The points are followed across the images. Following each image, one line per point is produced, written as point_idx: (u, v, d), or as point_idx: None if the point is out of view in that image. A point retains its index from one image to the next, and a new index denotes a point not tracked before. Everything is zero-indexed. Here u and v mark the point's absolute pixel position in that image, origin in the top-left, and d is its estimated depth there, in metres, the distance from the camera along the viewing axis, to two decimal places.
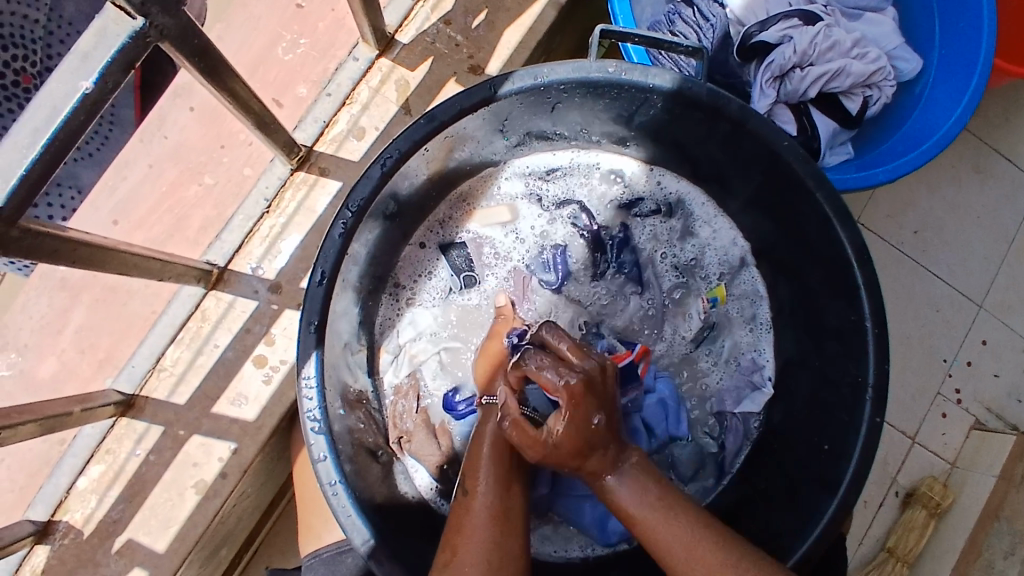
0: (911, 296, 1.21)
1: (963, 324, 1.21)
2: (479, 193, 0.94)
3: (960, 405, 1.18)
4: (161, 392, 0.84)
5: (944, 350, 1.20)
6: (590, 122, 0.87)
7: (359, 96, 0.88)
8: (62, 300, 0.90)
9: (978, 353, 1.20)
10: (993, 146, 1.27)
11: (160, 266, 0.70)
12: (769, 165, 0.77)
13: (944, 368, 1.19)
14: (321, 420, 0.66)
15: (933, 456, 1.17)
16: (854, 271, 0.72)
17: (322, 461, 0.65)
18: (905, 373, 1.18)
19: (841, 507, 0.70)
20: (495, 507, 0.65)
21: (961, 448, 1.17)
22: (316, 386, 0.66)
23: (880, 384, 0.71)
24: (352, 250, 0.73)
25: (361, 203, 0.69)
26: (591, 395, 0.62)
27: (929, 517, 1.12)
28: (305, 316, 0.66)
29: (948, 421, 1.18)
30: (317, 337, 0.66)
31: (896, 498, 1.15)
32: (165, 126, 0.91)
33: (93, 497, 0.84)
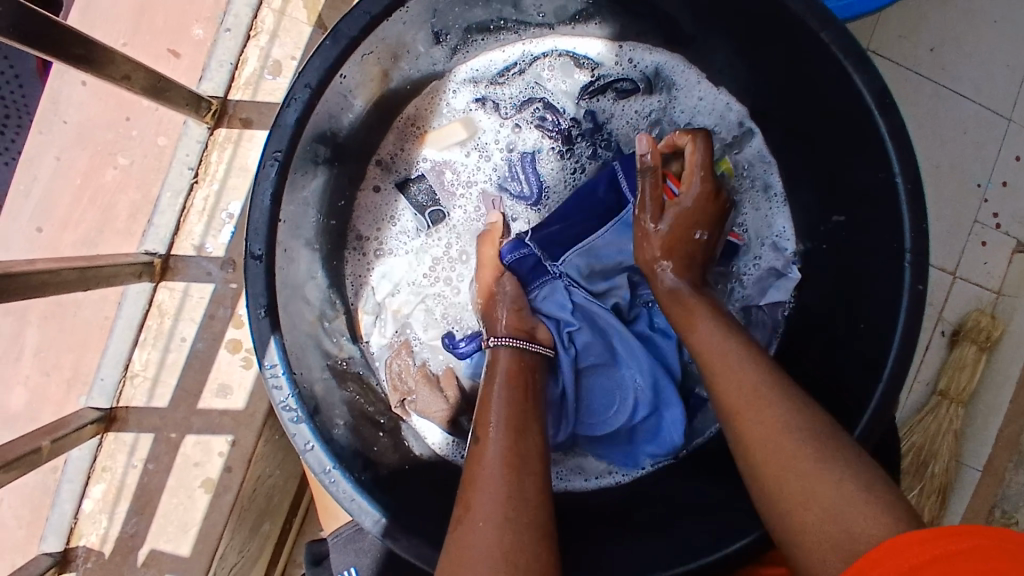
0: (935, 120, 1.08)
1: (994, 140, 1.08)
2: (427, 114, 0.83)
3: (1000, 230, 1.07)
4: (139, 398, 0.78)
5: (976, 172, 1.08)
6: (541, 4, 0.74)
7: (264, 24, 0.75)
8: (11, 324, 0.81)
9: (1014, 170, 1.08)
10: None
11: (80, 274, 0.61)
12: (754, 5, 0.65)
13: (979, 193, 1.07)
14: (299, 409, 0.61)
15: (978, 288, 1.07)
16: (876, 120, 0.62)
17: (311, 451, 0.61)
18: (938, 208, 1.07)
19: (890, 384, 0.62)
20: (508, 453, 0.56)
21: (1005, 275, 1.07)
22: (284, 375, 0.61)
23: (919, 242, 0.61)
24: (286, 219, 0.65)
25: (281, 156, 0.60)
26: (710, 209, 0.70)
27: (980, 352, 1.04)
28: (251, 302, 0.59)
29: (989, 248, 1.07)
30: (270, 323, 0.60)
31: (943, 338, 1.06)
32: (60, 109, 0.80)
33: (104, 517, 0.79)
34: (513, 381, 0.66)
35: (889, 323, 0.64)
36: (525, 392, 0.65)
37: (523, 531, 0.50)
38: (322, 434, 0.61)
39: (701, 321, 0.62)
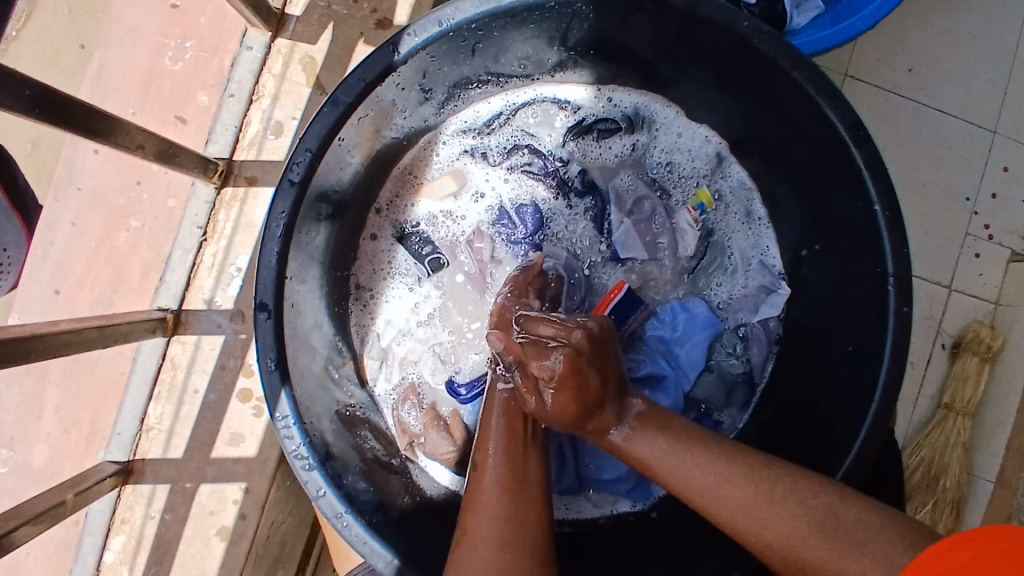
0: (919, 140, 1.11)
1: (980, 155, 1.11)
2: (423, 164, 0.87)
3: (993, 241, 1.10)
4: (155, 450, 0.80)
5: (964, 188, 1.11)
6: (526, 58, 0.79)
7: (265, 88, 0.80)
8: (33, 382, 0.86)
9: (1003, 182, 1.11)
10: None
11: (99, 332, 0.64)
12: (726, 52, 0.69)
13: (968, 208, 1.11)
14: (310, 456, 0.63)
15: (974, 299, 1.09)
16: (851, 152, 0.65)
17: (323, 497, 0.62)
18: (927, 223, 1.10)
19: (885, 404, 0.64)
20: (505, 477, 0.59)
21: (1002, 284, 1.09)
22: (295, 424, 0.63)
23: (901, 265, 0.63)
24: (293, 273, 0.68)
25: (286, 217, 0.64)
26: (585, 365, 0.61)
27: (981, 362, 1.05)
28: (261, 352, 0.62)
29: (982, 261, 1.10)
30: (279, 374, 0.63)
31: (944, 351, 1.09)
32: (74, 176, 0.85)
33: (124, 569, 0.81)
34: (513, 408, 0.67)
35: (878, 345, 0.66)
36: (524, 417, 0.66)
37: (522, 556, 0.53)
38: (333, 479, 0.63)
39: (637, 438, 0.59)
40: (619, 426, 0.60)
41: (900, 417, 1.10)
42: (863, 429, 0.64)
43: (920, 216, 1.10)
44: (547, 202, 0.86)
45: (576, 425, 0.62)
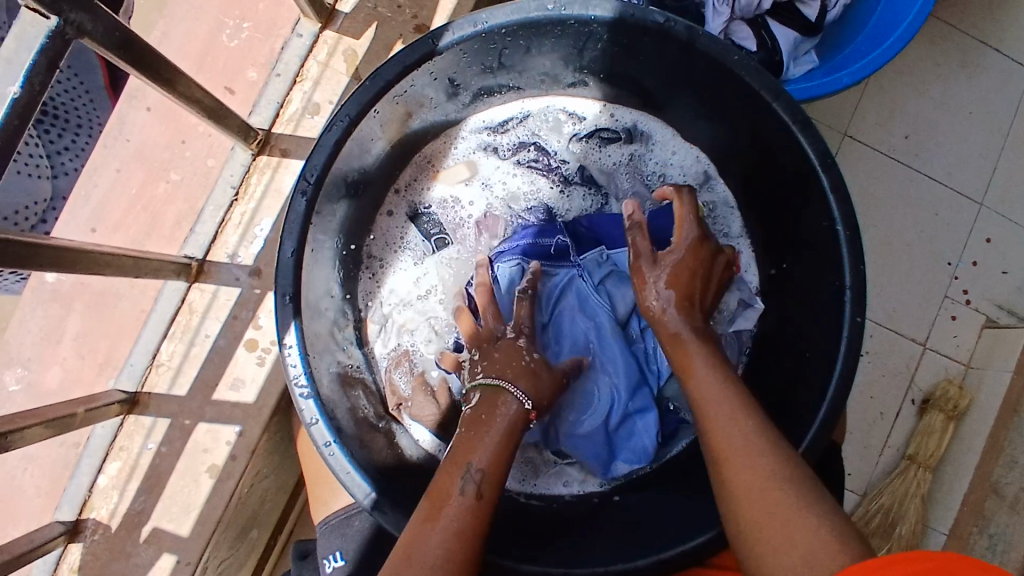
0: (909, 198, 1.31)
1: (965, 224, 1.31)
2: (442, 154, 0.95)
3: (969, 306, 1.29)
4: (161, 385, 0.87)
5: (948, 254, 1.31)
6: (545, 70, 0.87)
7: (309, 72, 0.88)
8: (55, 311, 0.91)
9: (983, 251, 1.31)
10: (979, 38, 1.36)
11: (133, 263, 0.72)
12: (722, 83, 0.78)
13: (950, 272, 1.30)
14: (308, 386, 0.69)
15: (949, 359, 1.28)
16: (820, 176, 0.74)
17: (314, 425, 0.69)
18: (912, 277, 1.30)
19: (833, 404, 0.72)
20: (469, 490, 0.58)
21: (974, 347, 1.28)
22: (299, 353, 0.70)
23: (858, 283, 0.72)
24: (317, 219, 0.75)
25: (319, 172, 0.71)
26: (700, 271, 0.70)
27: (947, 419, 1.21)
28: (279, 288, 0.69)
29: (958, 322, 1.29)
30: (293, 307, 0.69)
31: (913, 405, 1.26)
32: (125, 129, 0.92)
33: (115, 493, 0.87)
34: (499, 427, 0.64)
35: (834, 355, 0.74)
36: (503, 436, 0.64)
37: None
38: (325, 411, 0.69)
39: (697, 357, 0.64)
40: (657, 298, 0.69)
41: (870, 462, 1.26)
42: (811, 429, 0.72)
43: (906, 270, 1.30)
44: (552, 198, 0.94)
45: (689, 300, 0.68)
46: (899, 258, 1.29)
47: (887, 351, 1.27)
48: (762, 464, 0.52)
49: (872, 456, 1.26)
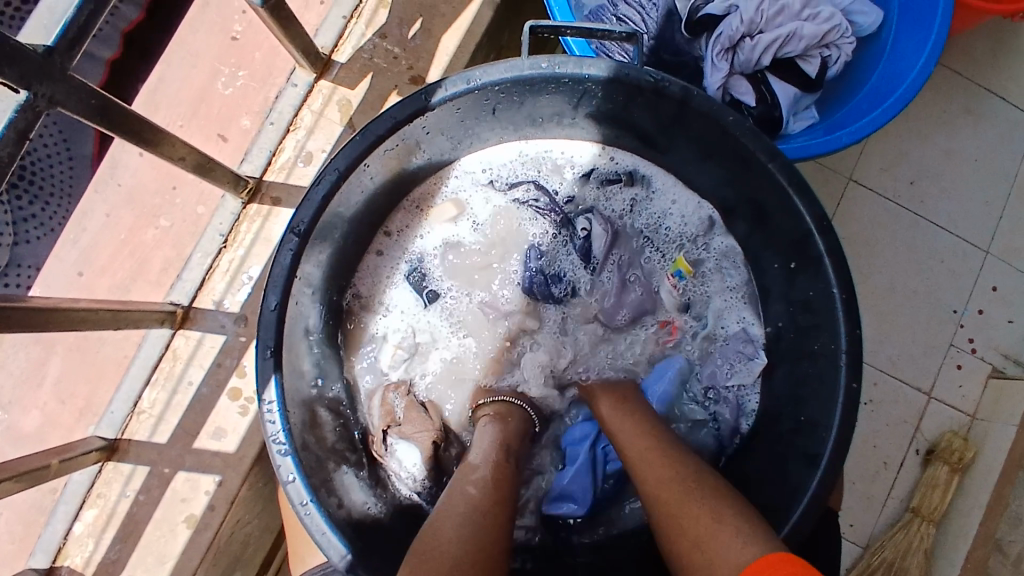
0: (915, 245, 1.31)
1: (970, 273, 1.30)
2: (433, 194, 0.96)
3: (975, 355, 1.28)
4: (142, 433, 0.86)
5: (952, 302, 1.30)
6: (540, 119, 0.87)
7: (302, 121, 0.88)
8: (37, 353, 0.90)
9: (989, 301, 1.30)
10: (987, 87, 1.35)
11: (113, 315, 0.71)
12: (716, 140, 0.77)
13: (955, 320, 1.29)
14: (287, 443, 0.69)
15: (952, 410, 1.27)
16: (816, 239, 0.74)
17: (291, 483, 0.68)
18: (917, 323, 1.29)
19: (829, 470, 0.72)
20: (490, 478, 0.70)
21: (979, 400, 1.26)
22: (278, 410, 0.69)
23: (854, 346, 0.72)
24: (302, 273, 0.75)
25: (306, 225, 0.71)
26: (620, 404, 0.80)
27: (951, 472, 1.21)
28: (261, 343, 0.68)
29: (963, 372, 1.27)
30: (274, 361, 0.69)
31: (917, 456, 1.25)
32: (116, 173, 0.92)
33: (90, 541, 0.86)
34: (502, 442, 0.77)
35: (829, 424, 0.74)
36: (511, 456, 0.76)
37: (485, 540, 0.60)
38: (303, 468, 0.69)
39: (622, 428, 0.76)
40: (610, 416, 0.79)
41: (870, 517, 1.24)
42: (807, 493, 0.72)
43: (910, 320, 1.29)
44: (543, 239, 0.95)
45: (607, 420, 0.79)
46: (902, 308, 1.27)
47: (892, 400, 1.26)
48: (690, 483, 0.63)
49: (874, 509, 1.24)
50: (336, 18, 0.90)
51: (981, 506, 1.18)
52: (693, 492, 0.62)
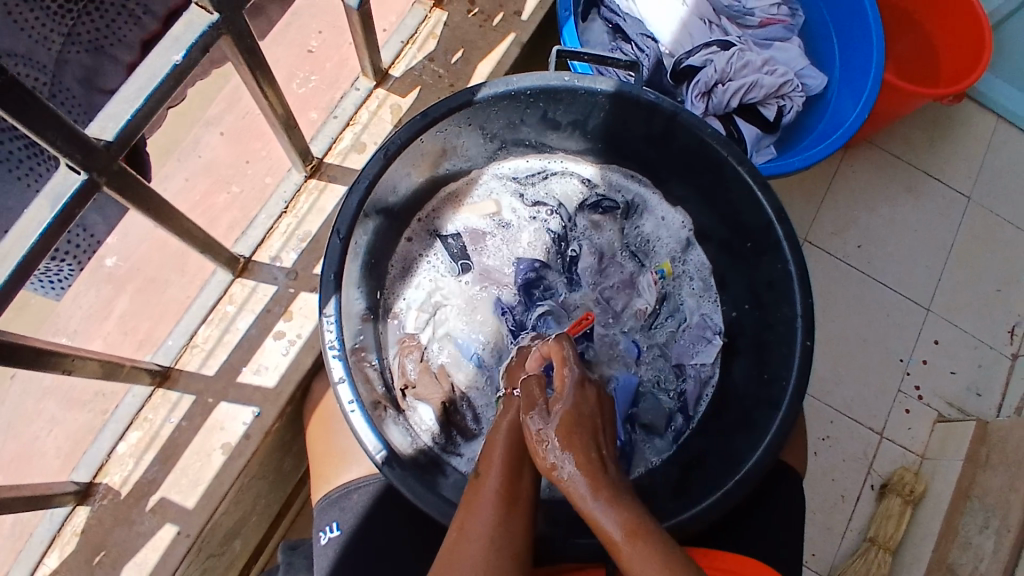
0: (863, 302, 1.52)
1: (916, 326, 1.51)
2: (466, 191, 1.12)
3: (922, 401, 1.47)
4: (193, 364, 0.97)
5: (901, 351, 1.50)
6: (557, 135, 1.07)
7: (360, 118, 1.07)
8: (106, 291, 1.06)
9: (933, 352, 1.50)
10: (926, 170, 1.61)
11: (203, 238, 0.84)
12: (697, 150, 0.96)
13: (903, 367, 1.49)
14: (339, 347, 0.81)
15: (904, 449, 1.45)
16: (775, 227, 0.90)
17: (340, 384, 0.80)
18: (868, 370, 1.48)
19: (790, 411, 0.85)
20: (506, 487, 0.67)
21: (928, 440, 1.45)
22: (335, 321, 0.82)
23: (807, 313, 0.87)
24: (363, 224, 0.90)
25: (372, 177, 0.86)
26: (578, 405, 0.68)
27: (903, 503, 1.37)
28: (327, 266, 0.82)
29: (911, 416, 1.46)
30: (335, 284, 0.82)
31: (873, 491, 1.42)
32: (198, 147, 1.11)
33: (131, 460, 0.94)
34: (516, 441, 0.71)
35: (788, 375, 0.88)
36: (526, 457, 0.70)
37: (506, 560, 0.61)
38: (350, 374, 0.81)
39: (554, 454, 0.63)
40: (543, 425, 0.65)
41: (832, 544, 1.39)
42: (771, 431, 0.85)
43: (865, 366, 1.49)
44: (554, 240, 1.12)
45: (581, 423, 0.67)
46: (856, 352, 1.48)
47: (848, 436, 1.44)
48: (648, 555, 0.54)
49: (835, 538, 1.39)
50: (395, 42, 1.10)
51: (933, 533, 1.34)
52: (611, 514, 0.57)
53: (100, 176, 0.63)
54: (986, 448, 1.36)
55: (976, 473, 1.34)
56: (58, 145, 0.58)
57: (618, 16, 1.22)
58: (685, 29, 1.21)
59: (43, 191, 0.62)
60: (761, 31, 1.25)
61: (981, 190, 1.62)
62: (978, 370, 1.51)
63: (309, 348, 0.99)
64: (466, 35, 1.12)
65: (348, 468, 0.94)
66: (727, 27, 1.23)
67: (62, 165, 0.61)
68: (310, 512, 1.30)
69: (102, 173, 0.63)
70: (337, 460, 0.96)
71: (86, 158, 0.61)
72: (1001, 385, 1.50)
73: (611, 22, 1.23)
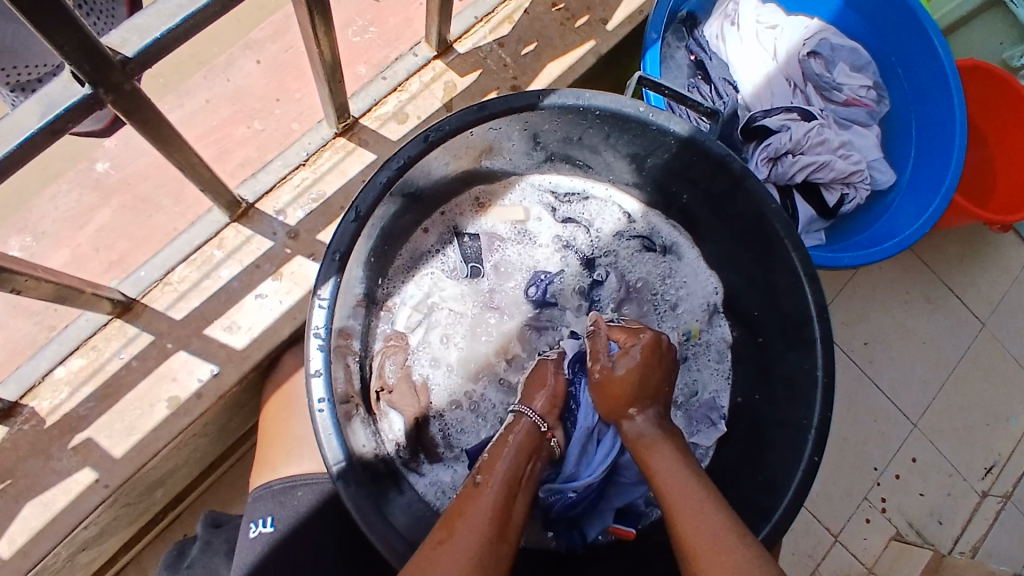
0: (856, 406, 1.47)
1: (897, 439, 1.46)
2: (499, 194, 1.03)
3: (885, 514, 1.43)
4: (160, 303, 0.88)
5: (876, 459, 1.45)
6: (611, 160, 0.98)
7: (410, 86, 0.98)
8: (89, 198, 0.97)
9: (907, 469, 1.46)
10: (950, 286, 1.56)
11: (208, 176, 0.76)
12: (756, 225, 0.87)
13: (875, 476, 1.44)
14: (324, 338, 0.72)
15: (853, 558, 1.40)
16: (814, 326, 0.82)
17: (315, 377, 0.71)
18: (840, 474, 1.43)
19: (778, 522, 0.78)
20: (501, 503, 0.64)
21: (879, 555, 1.41)
22: (328, 305, 0.73)
23: (823, 426, 0.80)
24: (386, 203, 0.81)
25: (406, 160, 0.77)
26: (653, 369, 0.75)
27: None
28: (334, 244, 0.73)
29: (871, 526, 1.42)
30: (338, 265, 0.73)
31: None
32: (229, 70, 1.01)
33: (65, 389, 0.85)
34: (522, 454, 0.71)
35: (783, 488, 0.81)
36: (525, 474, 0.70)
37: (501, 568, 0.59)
38: (329, 367, 0.72)
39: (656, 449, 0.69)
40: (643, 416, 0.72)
41: None
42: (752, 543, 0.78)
43: (842, 472, 1.43)
44: (576, 269, 1.03)
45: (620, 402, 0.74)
46: (836, 455, 1.44)
47: (804, 533, 1.39)
48: (714, 514, 0.60)
49: None
50: (468, 16, 1.01)
51: None
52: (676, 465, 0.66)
53: (106, 94, 0.54)
54: None
55: None
56: (67, 52, 0.49)
57: (704, 52, 1.15)
58: (769, 84, 1.14)
59: (35, 93, 0.52)
60: (844, 109, 1.17)
61: (997, 319, 1.57)
62: (944, 497, 1.46)
63: (292, 316, 0.90)
64: (544, 29, 1.03)
65: (297, 461, 0.85)
66: (811, 95, 1.14)
67: (66, 71, 0.52)
68: (232, 478, 1.17)
69: (110, 90, 0.54)
70: (288, 446, 0.88)
71: (95, 70, 0.52)
72: (962, 521, 1.45)
73: (695, 56, 1.15)
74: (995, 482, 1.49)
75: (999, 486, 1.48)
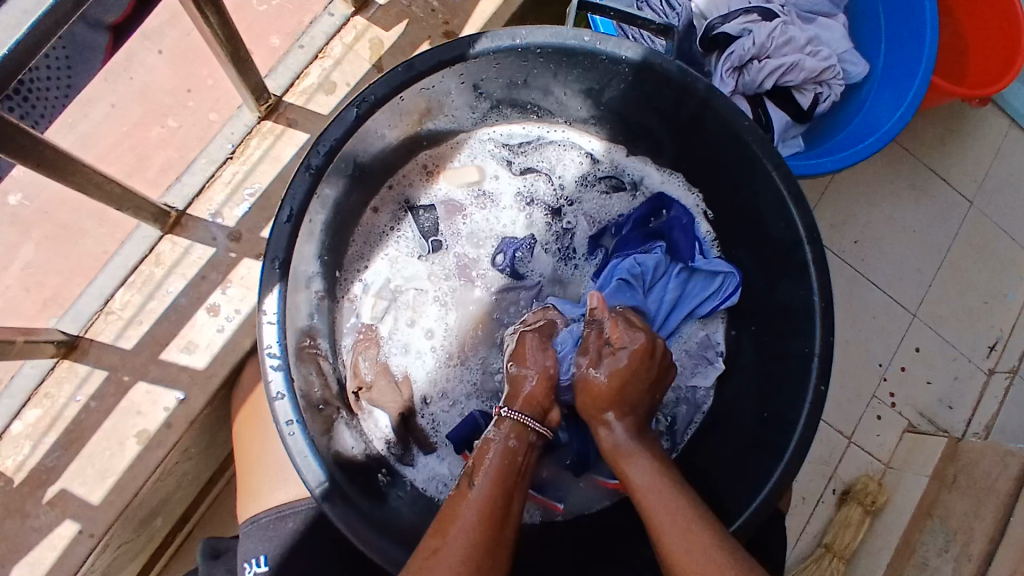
0: (852, 304, 1.43)
1: (899, 332, 1.43)
2: (448, 156, 0.95)
3: (894, 409, 1.40)
4: (107, 335, 0.81)
5: (879, 356, 1.41)
6: (564, 99, 0.89)
7: (332, 51, 0.88)
8: (10, 237, 0.94)
9: (911, 359, 1.43)
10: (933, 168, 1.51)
11: (120, 191, 0.69)
12: (730, 147, 0.80)
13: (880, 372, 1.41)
14: (280, 357, 0.66)
15: (869, 456, 1.38)
16: (804, 249, 0.76)
17: (279, 401, 0.65)
18: (845, 376, 1.39)
19: (793, 456, 0.74)
20: (490, 505, 0.59)
21: (894, 449, 1.39)
22: (277, 322, 0.66)
23: (826, 352, 0.75)
24: (322, 192, 0.72)
25: (331, 145, 0.69)
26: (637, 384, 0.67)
27: (863, 513, 1.31)
28: (268, 253, 0.66)
29: (882, 422, 1.39)
30: (280, 274, 0.67)
31: (833, 495, 1.35)
32: (131, 67, 1.01)
33: (28, 443, 0.79)
34: (509, 456, 0.64)
35: (790, 424, 0.77)
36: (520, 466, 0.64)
37: None
38: (291, 387, 0.66)
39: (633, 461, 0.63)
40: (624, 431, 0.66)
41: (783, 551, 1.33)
42: (769, 482, 0.74)
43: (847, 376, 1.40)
44: (544, 223, 0.96)
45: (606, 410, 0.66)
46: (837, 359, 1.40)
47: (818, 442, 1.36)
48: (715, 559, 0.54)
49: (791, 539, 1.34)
50: None
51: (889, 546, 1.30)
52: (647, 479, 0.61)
53: None
54: (954, 467, 1.30)
55: (940, 491, 1.29)
56: None
57: None
58: None
59: None
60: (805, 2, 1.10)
61: (985, 195, 1.52)
62: (953, 382, 1.44)
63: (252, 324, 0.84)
64: None
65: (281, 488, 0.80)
66: None
67: None
68: (221, 508, 1.10)
69: None
70: (269, 471, 0.82)
71: None
72: (972, 404, 1.43)
73: None
74: (1000, 359, 1.47)
75: (1004, 362, 1.46)
